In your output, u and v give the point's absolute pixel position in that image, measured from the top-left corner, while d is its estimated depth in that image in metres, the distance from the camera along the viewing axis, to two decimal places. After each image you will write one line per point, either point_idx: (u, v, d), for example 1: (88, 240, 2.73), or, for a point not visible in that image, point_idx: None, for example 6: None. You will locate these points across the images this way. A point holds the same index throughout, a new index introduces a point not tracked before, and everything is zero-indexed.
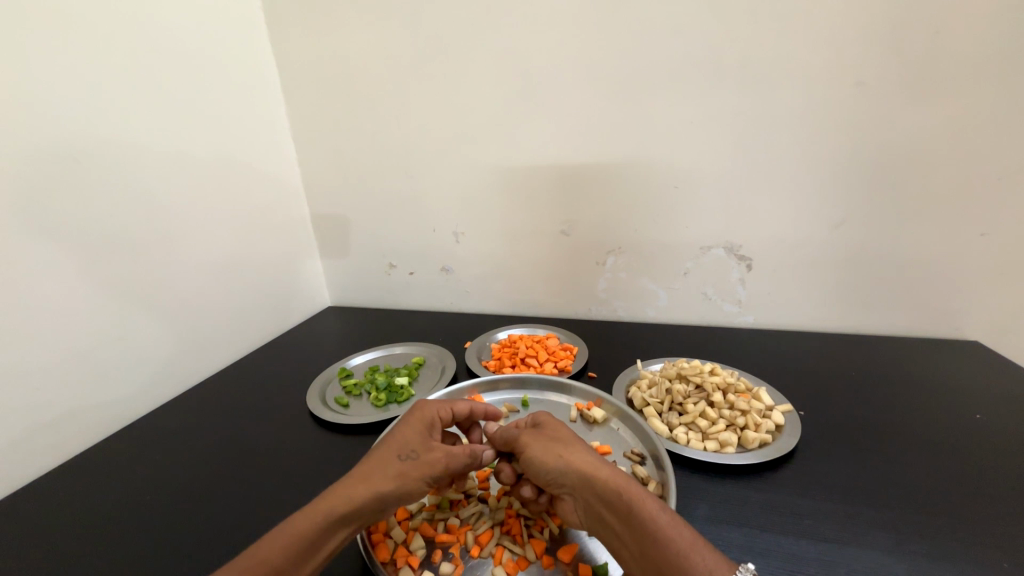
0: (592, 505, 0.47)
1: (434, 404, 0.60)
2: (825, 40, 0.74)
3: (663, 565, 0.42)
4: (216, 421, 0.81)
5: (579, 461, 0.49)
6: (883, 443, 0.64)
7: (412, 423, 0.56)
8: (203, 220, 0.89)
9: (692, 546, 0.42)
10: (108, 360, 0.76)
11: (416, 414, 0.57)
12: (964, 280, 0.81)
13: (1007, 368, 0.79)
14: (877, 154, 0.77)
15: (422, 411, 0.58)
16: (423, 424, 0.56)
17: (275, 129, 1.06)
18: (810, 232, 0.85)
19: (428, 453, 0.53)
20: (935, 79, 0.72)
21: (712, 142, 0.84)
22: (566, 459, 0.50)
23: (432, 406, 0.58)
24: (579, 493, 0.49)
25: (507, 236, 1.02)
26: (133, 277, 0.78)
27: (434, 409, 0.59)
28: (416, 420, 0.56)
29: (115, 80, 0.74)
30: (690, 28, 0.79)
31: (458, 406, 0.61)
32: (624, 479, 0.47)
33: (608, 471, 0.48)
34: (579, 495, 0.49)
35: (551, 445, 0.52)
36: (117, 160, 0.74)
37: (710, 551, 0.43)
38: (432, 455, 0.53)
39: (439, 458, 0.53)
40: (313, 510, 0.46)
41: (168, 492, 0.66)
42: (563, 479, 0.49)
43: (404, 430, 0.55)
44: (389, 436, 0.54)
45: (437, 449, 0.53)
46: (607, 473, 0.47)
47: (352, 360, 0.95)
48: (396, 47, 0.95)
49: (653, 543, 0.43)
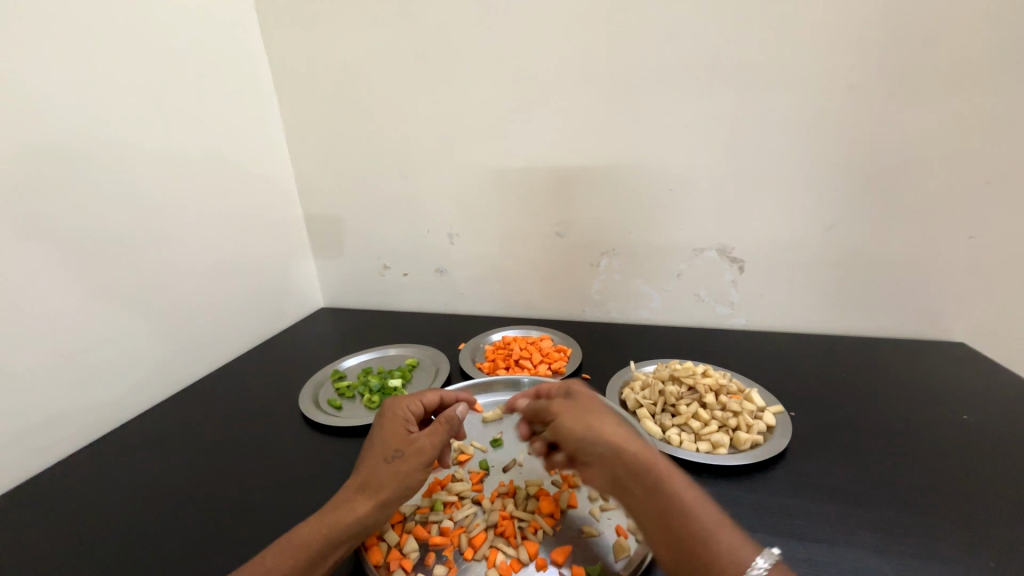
0: (620, 477, 0.48)
1: (401, 402, 0.59)
2: (817, 44, 0.75)
3: (696, 541, 0.42)
4: (208, 423, 0.80)
5: (616, 434, 0.50)
6: (871, 443, 0.65)
7: (389, 424, 0.56)
8: (195, 220, 0.89)
9: (721, 527, 0.44)
10: (99, 361, 0.75)
11: (387, 416, 0.57)
12: (952, 283, 0.82)
13: (993, 369, 0.80)
14: (867, 157, 0.78)
15: (393, 411, 0.58)
16: (399, 422, 0.57)
17: (268, 128, 1.05)
18: (802, 235, 0.85)
19: (413, 445, 0.54)
20: (924, 84, 0.73)
21: (705, 144, 0.84)
22: (600, 429, 0.50)
23: (401, 404, 0.58)
24: (606, 465, 0.49)
25: (502, 238, 1.03)
26: (125, 277, 0.77)
27: (403, 406, 0.59)
28: (391, 420, 0.56)
29: (105, 80, 0.73)
30: (683, 31, 0.79)
31: (427, 398, 0.61)
32: (659, 456, 0.48)
33: (643, 447, 0.49)
34: (606, 466, 0.49)
35: (586, 415, 0.52)
36: (108, 159, 0.74)
37: (734, 533, 0.44)
38: (415, 448, 0.54)
39: (425, 446, 0.54)
40: (313, 529, 0.47)
41: (159, 495, 0.65)
42: (596, 447, 0.50)
43: (383, 432, 0.55)
44: (370, 445, 0.55)
45: (420, 437, 0.55)
46: (643, 449, 0.49)
47: (345, 362, 0.95)
48: (391, 47, 0.95)
49: (687, 517, 0.44)
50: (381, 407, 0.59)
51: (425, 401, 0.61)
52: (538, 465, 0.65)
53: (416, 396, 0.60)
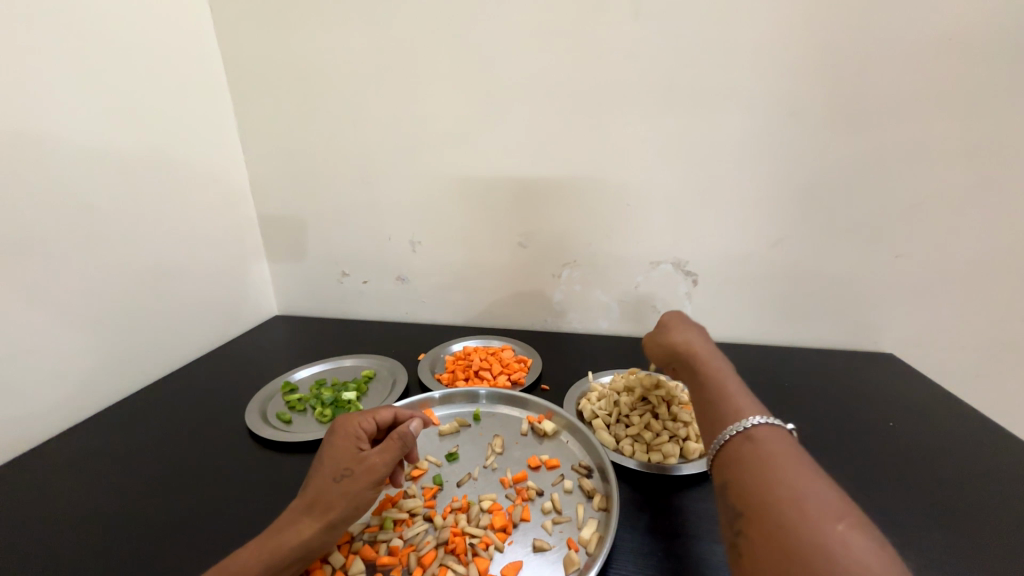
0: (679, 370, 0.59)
1: (355, 418, 0.56)
2: (764, 71, 0.79)
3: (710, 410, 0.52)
4: (143, 438, 0.75)
5: (675, 339, 0.61)
6: (811, 451, 0.69)
7: (341, 441, 0.54)
8: (140, 223, 0.84)
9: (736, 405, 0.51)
10: (25, 372, 0.69)
11: (339, 433, 0.55)
12: (884, 298, 0.88)
13: (919, 379, 0.86)
14: (808, 179, 0.83)
15: (345, 427, 0.55)
16: (351, 439, 0.54)
17: (222, 128, 1.01)
18: (750, 250, 0.89)
19: (362, 463, 0.51)
20: (858, 113, 0.79)
21: (661, 161, 0.87)
22: (669, 336, 0.62)
23: (354, 420, 0.56)
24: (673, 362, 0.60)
25: (464, 247, 1.02)
26: (55, 281, 0.72)
27: (357, 421, 0.56)
28: (344, 436, 0.54)
29: (39, 72, 0.68)
30: (642, 51, 0.82)
31: (380, 415, 0.58)
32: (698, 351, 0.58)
33: (698, 346, 0.58)
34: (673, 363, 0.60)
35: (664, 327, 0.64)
36: (41, 157, 0.69)
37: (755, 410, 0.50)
38: (365, 466, 0.51)
39: (376, 463, 0.51)
40: (253, 553, 0.46)
41: (83, 516, 0.60)
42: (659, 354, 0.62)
43: (334, 450, 0.53)
44: (320, 464, 0.53)
45: (371, 454, 0.52)
46: (702, 351, 0.58)
47: (298, 373, 0.91)
48: (354, 51, 0.93)
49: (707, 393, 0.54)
50: (335, 422, 0.57)
51: (381, 416, 0.58)
52: (493, 478, 0.65)
53: (372, 411, 0.57)
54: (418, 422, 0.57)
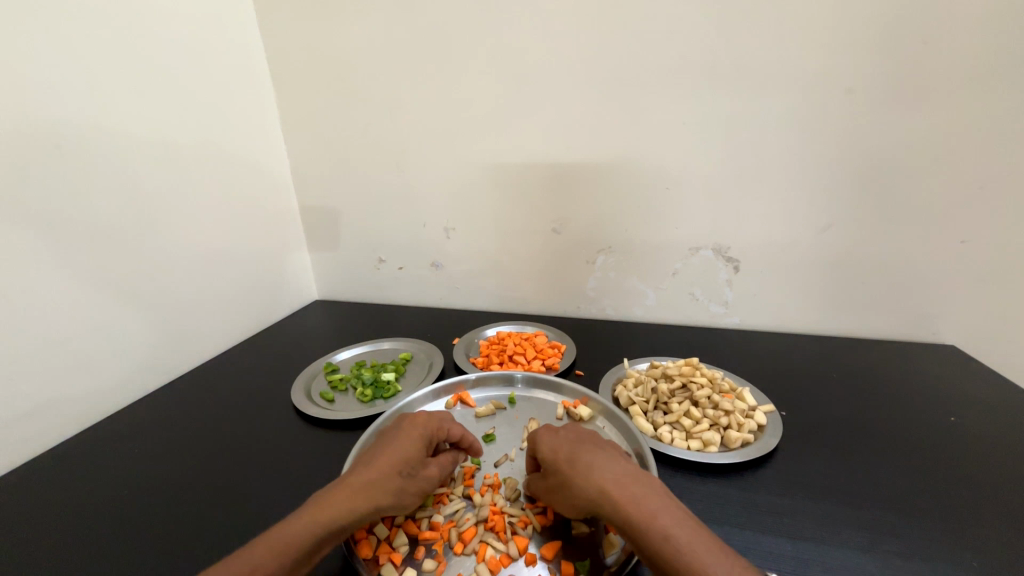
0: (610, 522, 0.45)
1: (432, 421, 0.59)
2: (815, 46, 0.75)
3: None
4: (198, 415, 0.80)
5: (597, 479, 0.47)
6: (859, 444, 0.66)
7: (414, 442, 0.55)
8: (188, 211, 0.88)
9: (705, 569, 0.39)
10: (89, 350, 0.75)
11: (411, 428, 0.57)
12: (944, 286, 0.83)
13: (982, 372, 0.81)
14: (861, 160, 0.79)
15: (425, 427, 0.58)
16: (424, 440, 0.56)
17: (263, 118, 1.04)
18: (796, 236, 0.86)
19: (424, 475, 0.54)
20: (919, 88, 0.73)
21: (702, 143, 0.84)
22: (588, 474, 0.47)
23: (434, 423, 0.59)
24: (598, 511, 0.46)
25: (497, 234, 1.02)
26: (115, 266, 0.77)
27: (433, 426, 0.59)
28: (417, 439, 0.56)
29: (93, 67, 0.72)
30: (682, 29, 0.79)
31: (453, 428, 0.61)
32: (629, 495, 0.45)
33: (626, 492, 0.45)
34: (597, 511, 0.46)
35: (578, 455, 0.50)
36: (97, 147, 0.73)
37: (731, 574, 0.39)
38: (426, 473, 0.54)
39: (433, 478, 0.55)
40: (309, 522, 0.45)
41: (147, 486, 0.65)
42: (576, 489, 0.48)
43: (407, 443, 0.55)
44: (389, 450, 0.53)
45: (432, 469, 0.55)
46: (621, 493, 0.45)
47: (338, 355, 0.94)
48: (389, 38, 0.94)
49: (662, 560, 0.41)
50: (412, 416, 0.59)
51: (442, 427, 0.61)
52: None
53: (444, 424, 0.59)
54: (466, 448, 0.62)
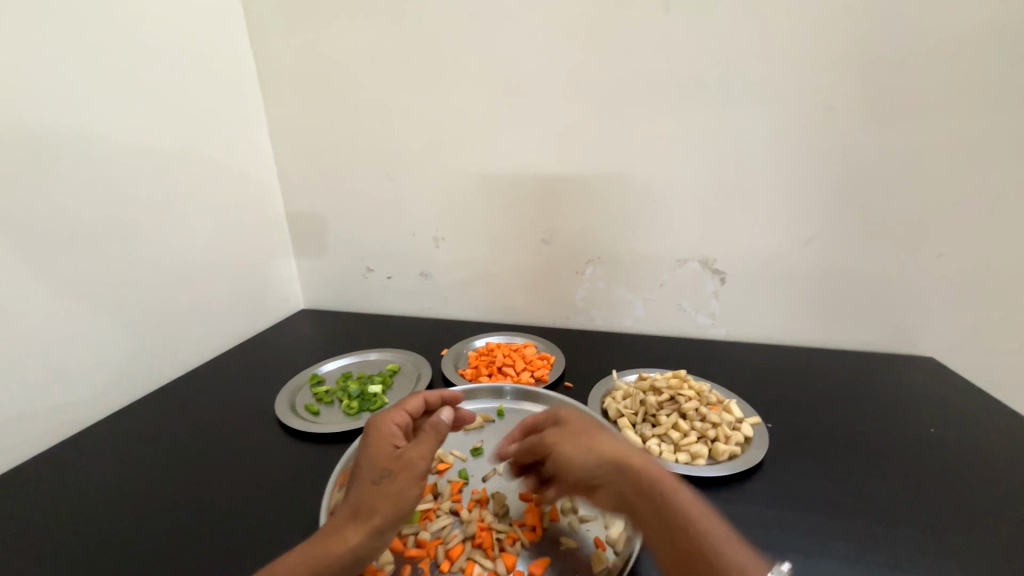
0: (626, 494, 0.49)
1: (386, 417, 0.56)
2: (797, 64, 0.77)
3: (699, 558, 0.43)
4: (178, 427, 0.78)
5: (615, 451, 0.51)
6: (842, 455, 0.67)
7: (374, 440, 0.53)
8: (171, 218, 0.87)
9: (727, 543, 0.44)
10: (64, 360, 0.73)
11: (371, 437, 0.54)
12: (923, 299, 0.85)
13: (960, 384, 0.82)
14: (843, 176, 0.81)
15: (378, 427, 0.55)
16: (384, 440, 0.53)
17: (250, 126, 1.03)
18: (781, 248, 0.87)
19: (400, 461, 0.51)
20: (897, 107, 0.76)
21: (688, 157, 0.86)
22: (605, 451, 0.51)
23: (385, 419, 0.56)
24: (613, 486, 0.50)
25: (487, 244, 1.02)
26: (93, 273, 0.75)
27: (389, 421, 0.56)
28: (376, 435, 0.54)
29: (75, 73, 0.71)
30: (669, 46, 0.81)
31: (410, 405, 0.58)
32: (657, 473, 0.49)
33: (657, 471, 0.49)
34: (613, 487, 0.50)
35: (585, 439, 0.53)
36: (77, 152, 0.72)
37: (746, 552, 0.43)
38: (405, 463, 0.51)
39: (414, 459, 0.51)
40: (296, 560, 0.44)
41: (123, 500, 0.63)
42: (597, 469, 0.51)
43: (369, 453, 0.52)
44: (358, 469, 0.52)
45: (408, 450, 0.52)
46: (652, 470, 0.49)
47: (324, 366, 0.93)
48: (380, 48, 0.94)
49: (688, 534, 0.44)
50: (368, 425, 0.56)
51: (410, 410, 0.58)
52: None
53: (399, 408, 0.57)
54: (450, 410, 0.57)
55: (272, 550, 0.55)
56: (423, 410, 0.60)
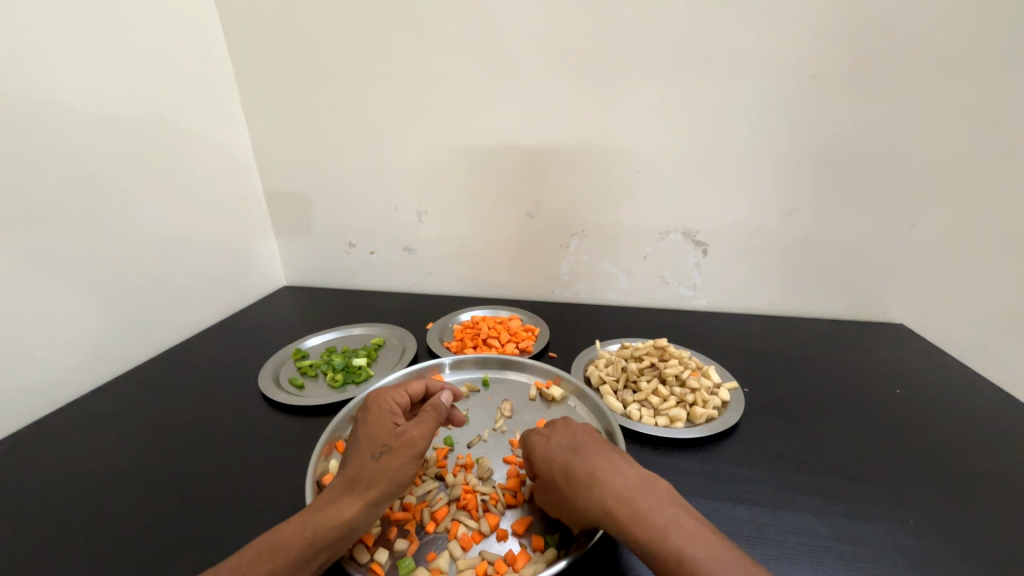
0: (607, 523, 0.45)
1: (387, 393, 0.56)
2: (781, 32, 0.76)
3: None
4: (160, 404, 0.77)
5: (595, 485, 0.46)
6: (814, 417, 0.69)
7: (374, 417, 0.53)
8: (144, 193, 0.84)
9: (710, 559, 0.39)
10: (35, 339, 0.71)
11: (371, 413, 0.54)
12: (896, 268, 0.87)
13: (927, 349, 0.86)
14: (823, 146, 0.81)
15: (379, 403, 0.55)
16: (384, 416, 0.53)
17: (223, 96, 0.99)
18: (761, 219, 0.88)
19: (400, 438, 0.51)
20: (878, 77, 0.76)
21: (672, 128, 0.85)
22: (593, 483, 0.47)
23: (386, 396, 0.56)
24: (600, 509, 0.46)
25: (471, 218, 1.01)
26: (60, 250, 0.72)
27: (389, 399, 0.56)
28: (376, 412, 0.54)
29: (34, 37, 0.67)
30: (655, 12, 0.79)
31: (412, 387, 0.59)
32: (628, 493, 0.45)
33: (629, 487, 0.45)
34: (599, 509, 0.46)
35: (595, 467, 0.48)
36: (39, 123, 0.68)
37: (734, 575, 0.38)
38: (403, 441, 0.50)
39: (414, 437, 0.51)
40: (296, 529, 0.45)
41: (105, 477, 0.63)
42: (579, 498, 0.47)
43: (368, 428, 0.52)
44: (355, 443, 0.52)
45: (408, 429, 0.52)
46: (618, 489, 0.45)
47: (308, 341, 0.93)
48: (356, 13, 0.90)
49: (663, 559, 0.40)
50: (367, 400, 0.56)
51: (410, 392, 0.58)
52: (502, 440, 0.66)
53: (400, 388, 0.58)
54: (448, 396, 0.59)
55: (259, 519, 0.56)
56: (423, 393, 0.60)
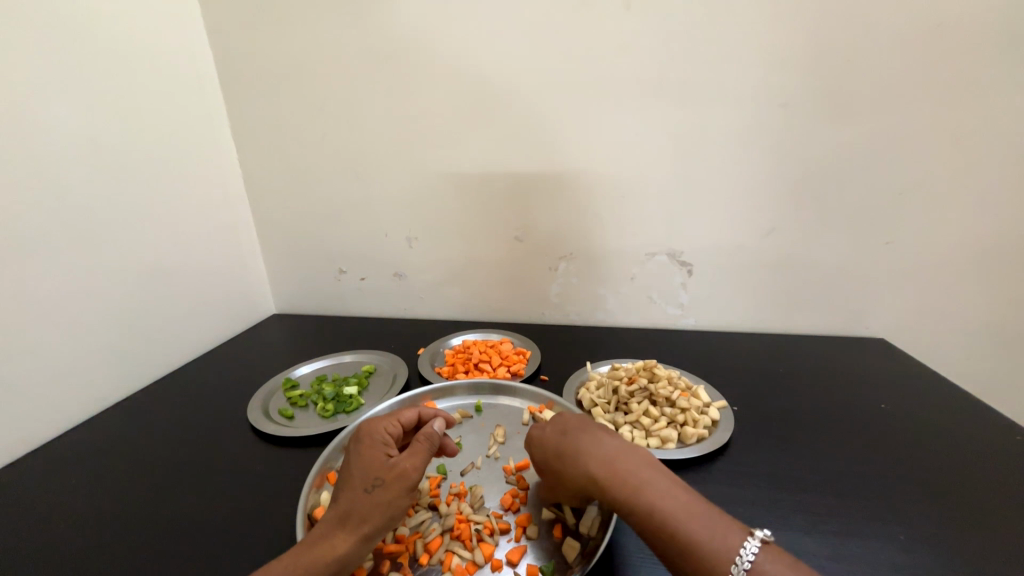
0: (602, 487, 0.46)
1: (379, 423, 0.56)
2: (753, 62, 0.80)
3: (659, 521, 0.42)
4: (144, 438, 0.75)
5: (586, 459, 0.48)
6: (806, 435, 0.70)
7: (366, 449, 0.53)
8: (134, 226, 0.84)
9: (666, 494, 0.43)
10: (22, 375, 0.70)
11: (363, 444, 0.53)
12: (876, 284, 0.89)
13: (908, 363, 0.88)
14: (799, 168, 0.84)
15: (371, 435, 0.54)
16: (377, 447, 0.53)
17: (217, 131, 1.01)
18: (743, 238, 0.90)
19: (393, 470, 0.50)
20: (846, 104, 0.80)
21: (654, 154, 0.88)
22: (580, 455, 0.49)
23: (379, 426, 0.55)
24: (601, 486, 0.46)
25: (460, 243, 1.03)
26: (49, 283, 0.72)
27: (383, 429, 0.55)
28: (369, 444, 0.53)
29: (11, 70, 0.66)
30: (634, 46, 0.83)
31: (404, 416, 0.58)
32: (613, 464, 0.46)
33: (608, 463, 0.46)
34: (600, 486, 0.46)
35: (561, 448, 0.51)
36: (33, 156, 0.69)
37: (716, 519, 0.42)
38: (396, 474, 0.50)
39: (407, 469, 0.51)
40: (288, 566, 0.44)
41: (84, 515, 0.61)
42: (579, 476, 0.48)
43: (360, 461, 0.52)
44: (348, 475, 0.51)
45: (401, 460, 0.51)
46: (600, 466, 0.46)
47: (297, 369, 0.92)
48: (348, 48, 0.93)
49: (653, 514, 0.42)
50: (360, 430, 0.56)
51: (403, 420, 0.57)
52: (496, 466, 0.66)
53: (393, 416, 0.57)
54: (440, 423, 0.58)
55: (246, 558, 0.54)
56: (414, 423, 0.59)
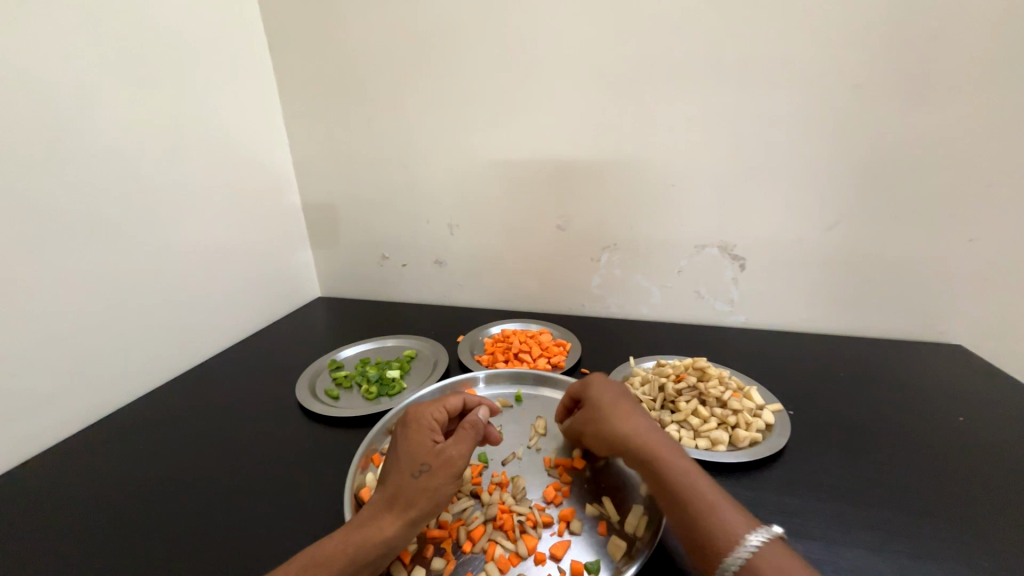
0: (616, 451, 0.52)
1: (426, 409, 0.56)
2: (822, 43, 0.74)
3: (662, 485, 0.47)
4: (201, 413, 0.80)
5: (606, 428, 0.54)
6: (868, 444, 0.65)
7: (413, 433, 0.53)
8: (192, 209, 0.89)
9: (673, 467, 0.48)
10: (92, 348, 0.75)
11: (410, 429, 0.54)
12: (952, 284, 0.82)
13: (988, 372, 0.80)
14: (869, 159, 0.78)
15: (418, 420, 0.54)
16: (424, 432, 0.53)
17: (269, 118, 1.05)
18: (803, 233, 0.85)
19: (440, 457, 0.50)
20: (928, 88, 0.73)
21: (707, 142, 0.84)
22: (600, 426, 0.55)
23: (426, 411, 0.55)
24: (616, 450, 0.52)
25: (501, 230, 1.02)
26: (117, 261, 0.77)
27: (429, 414, 0.55)
28: (416, 429, 0.53)
29: (87, 61, 0.70)
30: (689, 28, 0.78)
31: (450, 403, 0.58)
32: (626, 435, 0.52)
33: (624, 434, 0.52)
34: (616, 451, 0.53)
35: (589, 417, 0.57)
36: (104, 140, 0.73)
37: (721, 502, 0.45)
38: (443, 461, 0.50)
39: (453, 457, 0.51)
40: (338, 544, 0.45)
41: (149, 484, 0.65)
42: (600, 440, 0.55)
43: (408, 444, 0.52)
44: (395, 458, 0.52)
45: (448, 447, 0.52)
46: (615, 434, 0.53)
47: (342, 352, 0.95)
48: (394, 34, 0.93)
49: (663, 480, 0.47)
50: (406, 414, 0.56)
51: (448, 407, 0.58)
52: (538, 458, 0.66)
53: (439, 403, 0.57)
54: (484, 412, 0.58)
55: (296, 535, 0.56)
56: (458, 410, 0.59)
